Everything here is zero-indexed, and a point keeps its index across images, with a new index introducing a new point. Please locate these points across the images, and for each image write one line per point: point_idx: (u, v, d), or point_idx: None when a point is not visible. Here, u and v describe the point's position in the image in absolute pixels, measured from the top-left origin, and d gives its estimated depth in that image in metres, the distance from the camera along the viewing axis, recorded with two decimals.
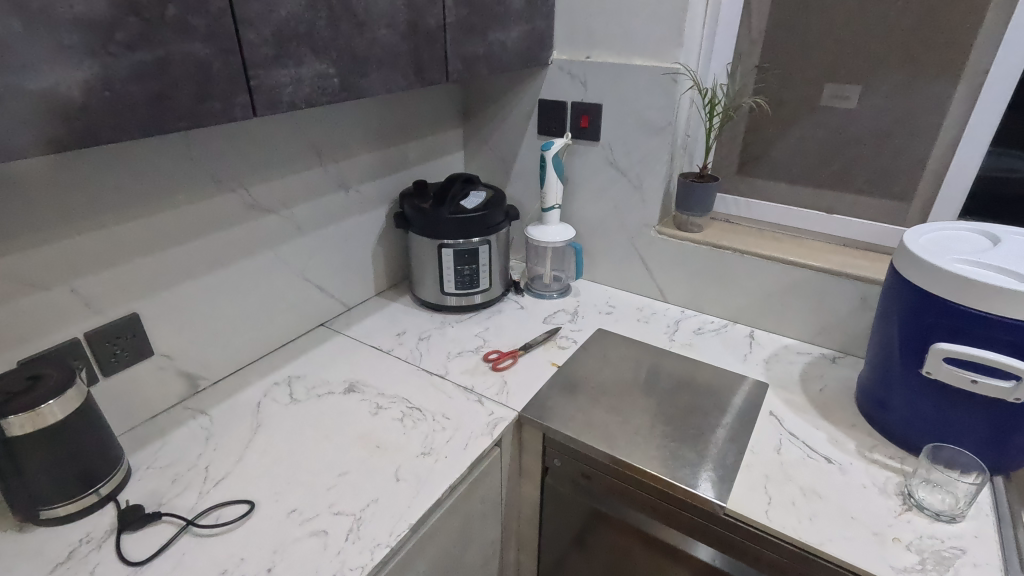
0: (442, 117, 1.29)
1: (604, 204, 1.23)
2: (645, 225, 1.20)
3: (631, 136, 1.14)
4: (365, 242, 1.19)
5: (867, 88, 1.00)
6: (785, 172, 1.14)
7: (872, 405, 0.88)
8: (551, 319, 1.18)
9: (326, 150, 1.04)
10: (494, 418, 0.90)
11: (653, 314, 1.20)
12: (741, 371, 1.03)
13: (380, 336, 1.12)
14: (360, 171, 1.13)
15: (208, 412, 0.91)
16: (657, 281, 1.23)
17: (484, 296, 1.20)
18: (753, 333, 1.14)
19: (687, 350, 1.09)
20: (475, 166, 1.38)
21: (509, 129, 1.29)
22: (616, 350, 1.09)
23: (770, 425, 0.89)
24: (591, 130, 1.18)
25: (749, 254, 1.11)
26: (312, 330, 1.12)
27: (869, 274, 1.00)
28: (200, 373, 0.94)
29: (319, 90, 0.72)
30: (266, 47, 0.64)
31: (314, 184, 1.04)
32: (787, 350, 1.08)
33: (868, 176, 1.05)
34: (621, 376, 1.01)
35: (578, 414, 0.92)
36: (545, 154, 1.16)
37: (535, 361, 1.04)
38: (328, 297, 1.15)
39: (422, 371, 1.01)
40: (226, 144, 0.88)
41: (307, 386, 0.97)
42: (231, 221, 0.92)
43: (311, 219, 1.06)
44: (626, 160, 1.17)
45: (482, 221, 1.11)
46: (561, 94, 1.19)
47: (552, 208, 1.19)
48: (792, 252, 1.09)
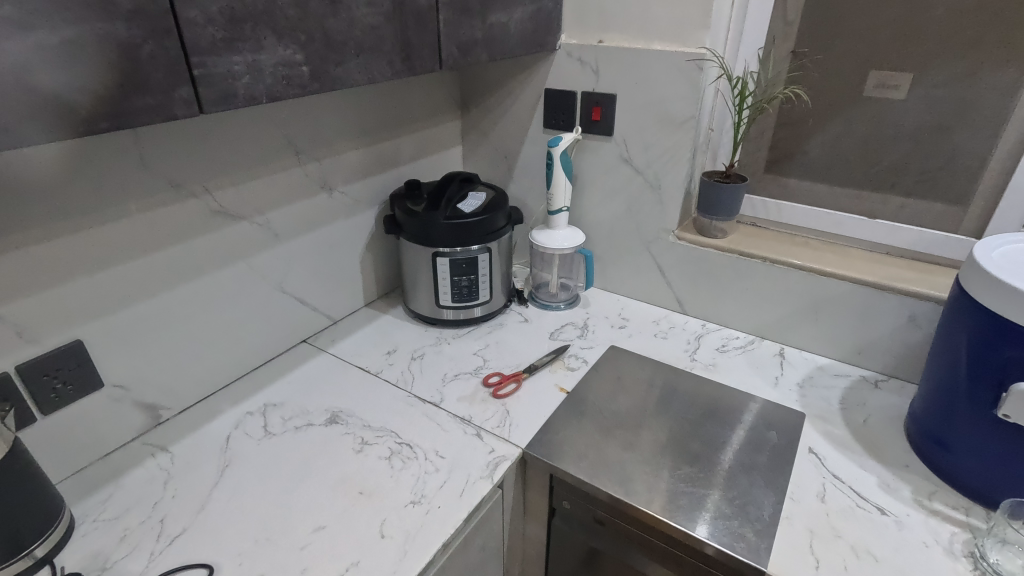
0: (438, 109, 1.16)
1: (618, 206, 1.11)
2: (663, 230, 1.08)
3: (649, 130, 1.02)
4: (352, 249, 1.08)
5: (921, 77, 0.88)
6: (822, 171, 1.01)
7: (930, 444, 0.77)
8: (559, 335, 1.07)
9: (305, 147, 0.92)
10: (494, 457, 0.79)
11: (671, 328, 1.09)
12: (772, 398, 0.91)
13: (369, 355, 1.00)
14: (345, 171, 1.01)
15: (169, 448, 0.80)
16: (676, 291, 1.12)
17: (485, 309, 1.08)
18: (783, 351, 1.03)
19: (710, 371, 0.98)
20: (474, 162, 1.26)
21: (512, 122, 1.17)
22: (631, 370, 0.97)
23: (811, 466, 0.78)
24: (603, 123, 1.05)
25: (780, 264, 0.99)
26: (293, 348, 1.01)
27: (920, 289, 0.88)
28: (161, 403, 0.83)
29: (285, 81, 0.60)
30: (213, 26, 0.52)
31: (292, 187, 0.92)
32: (823, 373, 0.97)
33: (919, 176, 0.93)
34: (639, 403, 0.90)
35: (591, 450, 0.80)
36: (552, 151, 1.04)
37: (541, 386, 0.93)
38: (310, 311, 1.03)
39: (414, 398, 0.90)
40: (185, 143, 0.76)
41: (283, 417, 0.86)
42: (194, 230, 0.80)
43: (290, 225, 0.94)
44: (643, 157, 1.04)
45: (482, 226, 0.99)
46: (570, 84, 1.06)
47: (559, 211, 1.07)
48: (829, 262, 0.97)
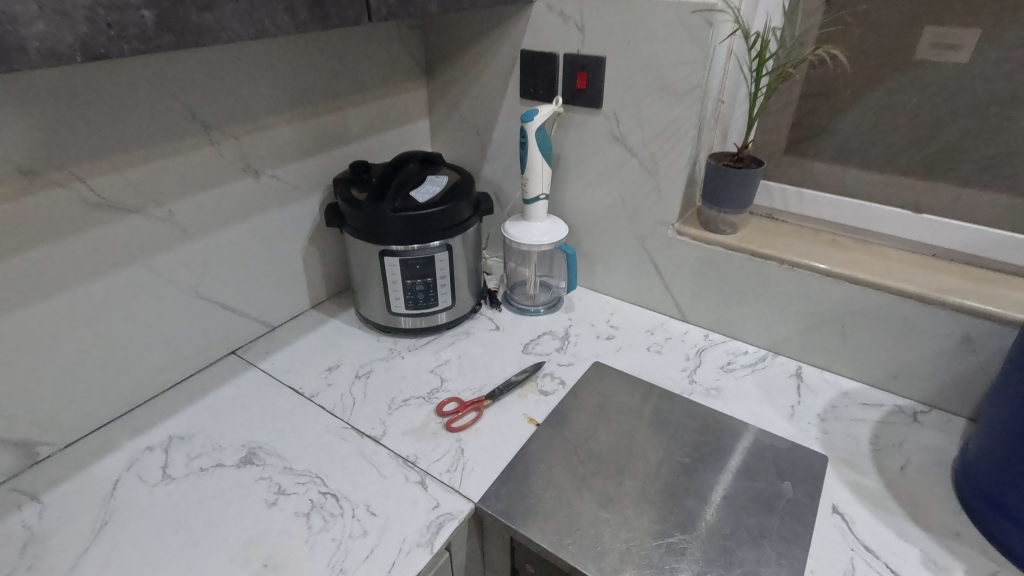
0: (396, 74, 0.98)
1: (607, 193, 0.93)
2: (661, 223, 0.90)
3: (645, 102, 0.83)
4: (291, 243, 0.91)
5: (993, 34, 0.68)
6: (857, 153, 0.82)
7: (990, 508, 0.61)
8: (533, 347, 0.90)
9: (217, 122, 0.75)
10: (439, 515, 0.63)
11: (667, 340, 0.92)
12: (788, 435, 0.75)
13: (306, 372, 0.84)
14: (276, 150, 0.83)
15: (41, 497, 0.65)
16: (675, 295, 0.94)
17: (448, 315, 0.92)
18: (801, 371, 0.86)
19: (713, 397, 0.81)
20: (442, 138, 1.07)
21: (483, 91, 0.98)
22: (618, 395, 0.81)
23: (835, 532, 0.62)
24: (589, 93, 0.87)
25: (802, 268, 0.81)
26: (217, 362, 0.85)
27: (979, 305, 0.71)
28: (38, 438, 0.68)
29: (113, 31, 0.42)
30: None
31: (203, 171, 0.75)
32: (849, 401, 0.80)
33: (982, 161, 0.74)
34: (624, 440, 0.74)
35: (560, 505, 0.65)
36: (527, 127, 0.84)
37: (507, 416, 0.77)
38: (240, 318, 0.87)
39: (351, 431, 0.74)
40: (37, 117, 0.59)
41: (188, 455, 0.71)
42: (64, 228, 0.64)
43: (204, 217, 0.77)
44: (637, 135, 0.86)
45: (441, 219, 0.82)
46: (550, 44, 0.87)
47: (536, 200, 0.89)
48: (863, 267, 0.79)
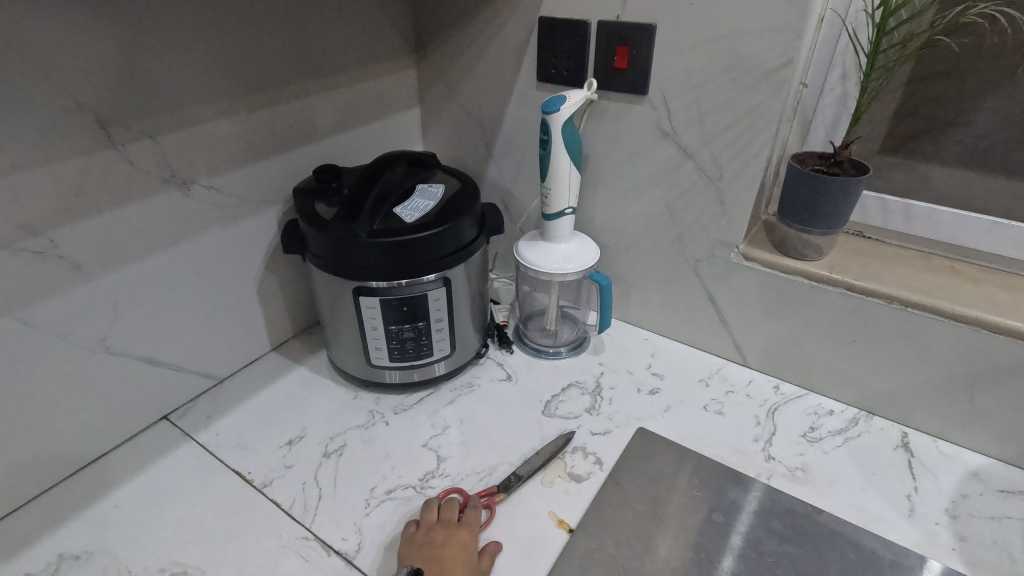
0: (376, 51, 0.76)
1: (650, 204, 0.72)
2: (722, 244, 0.69)
3: (708, 86, 0.62)
4: (241, 272, 0.70)
5: None
6: (994, 153, 0.61)
7: None
8: (558, 406, 0.69)
9: (119, 116, 0.53)
10: None
11: (728, 394, 0.71)
12: (911, 543, 0.55)
13: (257, 447, 0.64)
14: (213, 153, 0.62)
15: None
16: (736, 335, 0.74)
17: (445, 364, 0.71)
18: (908, 439, 0.66)
19: (800, 481, 0.61)
20: (437, 133, 0.86)
21: (489, 72, 0.76)
22: (674, 480, 0.60)
23: None
24: (632, 74, 0.65)
25: (921, 309, 0.61)
26: (143, 433, 0.65)
27: None
28: None
29: None
30: None
31: (102, 184, 0.54)
32: (982, 487, 0.60)
33: None
34: (691, 555, 0.53)
35: None
36: (549, 120, 0.63)
37: (528, 516, 0.56)
38: (172, 373, 0.66)
39: (313, 544, 0.54)
40: None
41: None
42: None
43: (108, 248, 0.56)
44: (695, 129, 0.65)
45: (436, 246, 0.61)
46: (580, 9, 0.66)
47: (561, 215, 0.68)
48: (1005, 307, 0.59)
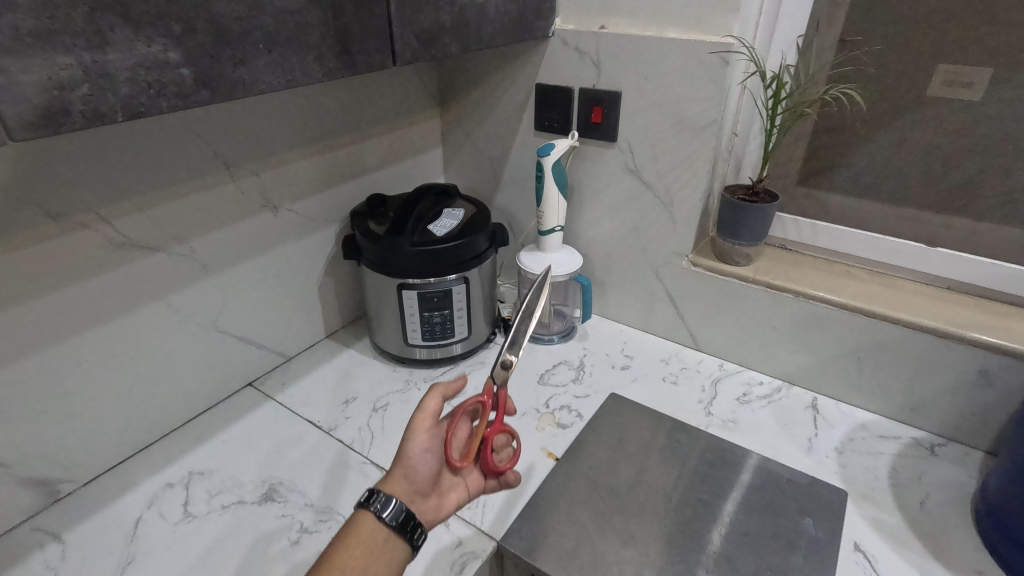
0: (411, 107, 0.99)
1: (621, 224, 0.94)
2: (675, 254, 0.91)
3: (659, 137, 0.84)
4: (308, 274, 0.91)
5: (1007, 73, 0.69)
6: (870, 187, 0.83)
7: (1014, 547, 0.61)
8: (550, 378, 0.90)
9: (239, 160, 0.76)
10: (462, 555, 0.63)
11: (682, 370, 0.92)
12: (806, 469, 0.75)
13: (321, 405, 0.85)
14: (294, 185, 0.84)
15: (65, 536, 0.66)
16: (689, 325, 0.95)
17: (463, 345, 0.92)
18: (817, 402, 0.86)
19: (730, 429, 0.81)
20: (456, 168, 1.08)
21: (497, 122, 0.99)
22: (635, 428, 0.81)
23: (858, 571, 0.62)
24: (605, 127, 0.88)
25: (817, 300, 0.82)
26: (235, 394, 0.86)
27: (998, 340, 0.71)
28: (61, 477, 0.69)
29: (153, 90, 0.42)
30: (16, 14, 0.35)
31: (225, 207, 0.76)
32: (867, 434, 0.80)
33: (997, 198, 0.75)
34: (645, 475, 0.74)
35: (583, 542, 0.65)
36: (543, 161, 0.85)
37: (527, 450, 0.77)
38: (257, 350, 0.88)
39: (371, 466, 0.74)
40: (68, 161, 0.60)
41: (209, 491, 0.71)
42: (93, 268, 0.65)
43: (224, 253, 0.78)
44: (652, 168, 0.87)
45: (458, 253, 0.82)
46: (566, 79, 0.88)
47: (552, 232, 0.90)
48: (877, 299, 0.80)
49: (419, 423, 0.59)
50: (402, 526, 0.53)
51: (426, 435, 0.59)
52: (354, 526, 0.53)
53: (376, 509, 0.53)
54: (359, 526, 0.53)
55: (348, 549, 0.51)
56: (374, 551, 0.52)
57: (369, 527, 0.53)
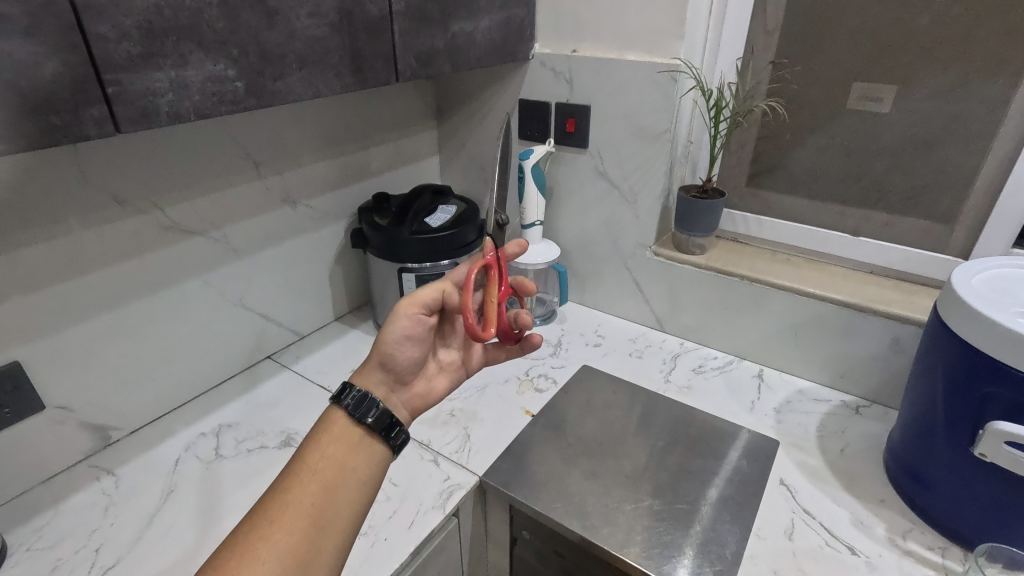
0: (411, 119, 1.13)
1: (594, 220, 1.07)
2: (640, 245, 1.04)
3: (623, 143, 0.98)
4: (321, 262, 1.05)
5: (905, 89, 0.83)
6: (804, 186, 0.97)
7: (907, 478, 0.73)
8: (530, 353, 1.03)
9: (265, 161, 0.90)
10: (449, 486, 0.76)
11: (647, 347, 1.05)
12: (747, 423, 0.88)
13: (332, 373, 0.98)
14: (311, 184, 0.98)
15: (116, 471, 0.78)
16: (654, 309, 1.08)
17: None
18: (762, 373, 0.99)
19: (685, 394, 0.94)
20: (451, 173, 1.23)
21: (487, 132, 1.13)
22: (602, 393, 0.93)
23: (780, 499, 0.75)
24: (578, 135, 1.02)
25: (760, 282, 0.94)
26: (256, 365, 0.99)
27: (904, 311, 0.84)
28: (112, 424, 0.82)
29: (215, 97, 0.56)
30: (128, 41, 0.49)
31: (253, 200, 0.90)
32: (802, 397, 0.93)
33: (905, 194, 0.89)
34: (608, 429, 0.86)
35: (552, 478, 0.77)
36: (523, 164, 0.99)
37: (508, 408, 0.89)
38: (275, 327, 1.01)
39: None
40: (132, 158, 0.74)
41: (236, 439, 0.84)
42: (145, 247, 0.78)
43: (251, 240, 0.91)
44: (618, 170, 1.01)
45: (451, 241, 0.96)
46: (544, 95, 1.03)
47: (532, 226, 1.04)
48: (809, 281, 0.93)
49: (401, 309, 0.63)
50: (371, 425, 0.58)
51: (400, 325, 0.63)
52: (327, 425, 0.58)
53: (347, 408, 0.59)
54: (331, 424, 0.58)
55: (322, 446, 0.56)
56: (348, 447, 0.57)
57: (341, 426, 0.58)
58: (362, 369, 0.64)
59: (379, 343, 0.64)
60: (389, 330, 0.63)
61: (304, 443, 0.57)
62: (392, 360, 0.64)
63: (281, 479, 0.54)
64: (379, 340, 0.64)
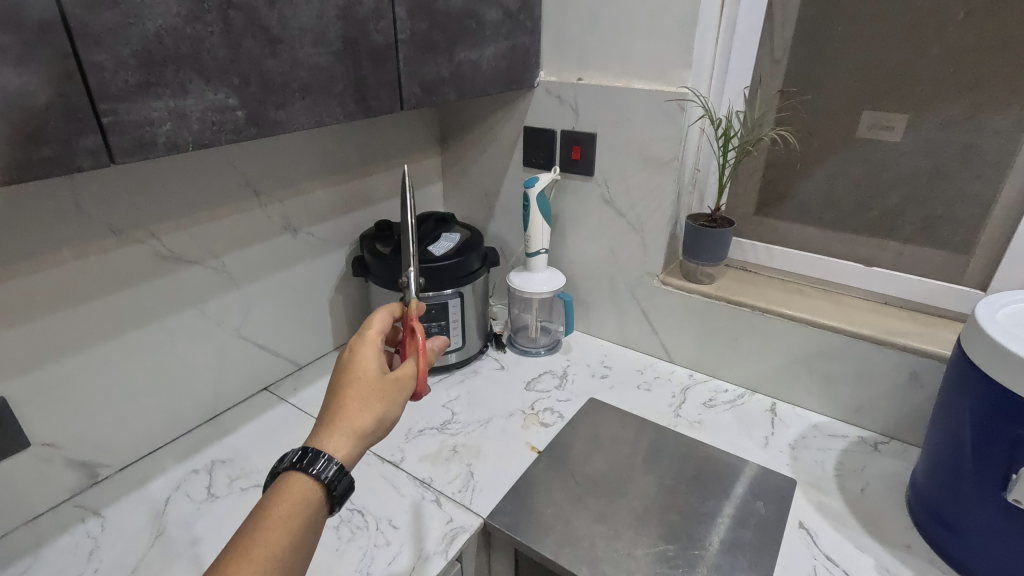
0: (415, 145, 1.12)
1: (600, 248, 1.05)
2: (647, 274, 1.02)
3: (630, 171, 0.97)
4: (321, 291, 1.03)
5: (916, 118, 0.82)
6: (814, 215, 0.95)
7: (933, 522, 0.70)
8: (535, 384, 1.00)
9: (266, 188, 0.88)
10: (452, 528, 0.72)
11: (655, 379, 1.02)
12: (761, 461, 0.84)
13: None
14: (312, 212, 0.96)
15: (102, 512, 0.75)
16: (662, 339, 1.05)
17: (459, 354, 1.02)
18: (775, 407, 0.96)
19: (695, 428, 0.91)
20: (454, 200, 1.21)
21: (491, 159, 1.12)
22: (610, 428, 0.90)
23: (800, 544, 0.71)
24: (583, 163, 1.01)
25: (770, 313, 0.92)
26: (252, 397, 0.96)
27: (923, 345, 0.82)
28: (100, 461, 0.78)
29: (215, 127, 0.55)
30: (126, 71, 0.47)
31: (253, 229, 0.88)
32: (818, 433, 0.90)
33: (918, 224, 0.87)
34: (616, 466, 0.83)
35: (559, 519, 0.74)
36: (529, 192, 0.98)
37: (512, 444, 0.86)
38: (273, 357, 0.98)
39: (373, 456, 0.83)
40: (128, 187, 0.72)
41: (230, 476, 0.80)
42: (142, 277, 0.76)
43: (249, 269, 0.89)
44: (625, 199, 0.99)
45: (454, 270, 0.94)
46: (549, 123, 1.02)
47: (537, 253, 1.01)
48: (823, 311, 0.90)
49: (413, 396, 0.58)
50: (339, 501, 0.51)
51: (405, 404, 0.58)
52: (288, 493, 0.49)
53: (326, 480, 0.50)
54: (295, 493, 0.49)
55: (286, 518, 0.47)
56: (309, 522, 0.49)
57: (308, 494, 0.50)
58: (350, 444, 0.52)
59: (372, 416, 0.54)
60: (392, 410, 0.55)
61: (256, 512, 0.47)
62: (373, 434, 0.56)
63: (228, 557, 0.44)
64: (381, 416, 0.55)
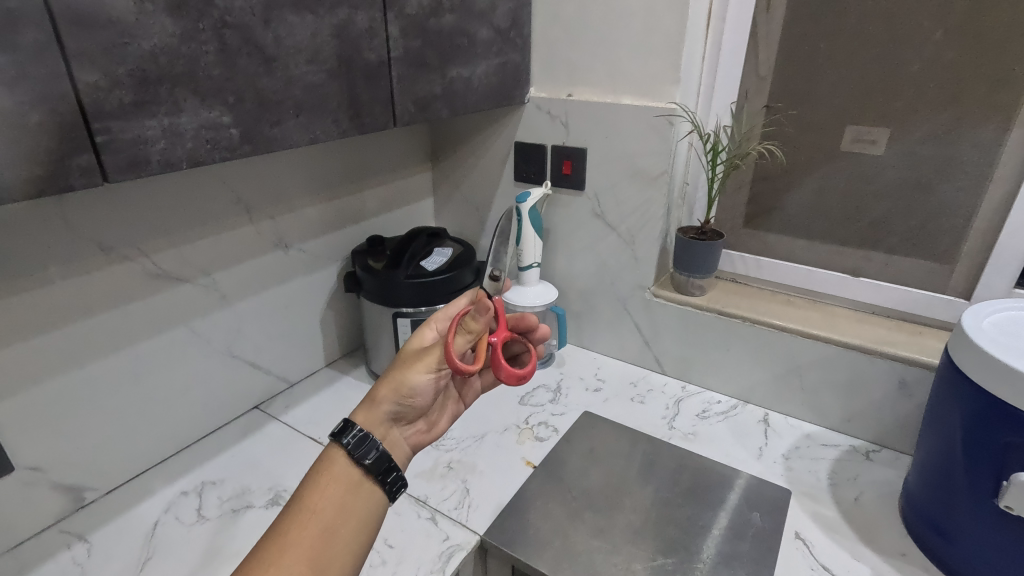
0: (405, 161, 1.13)
1: (591, 261, 1.06)
2: (639, 287, 1.03)
3: (620, 185, 0.98)
4: (312, 307, 1.02)
5: (898, 132, 0.84)
6: (801, 227, 0.97)
7: (927, 530, 0.70)
8: (529, 398, 1.00)
9: (257, 205, 0.88)
10: (449, 547, 0.71)
11: (649, 391, 1.03)
12: (756, 472, 0.85)
13: (322, 423, 0.93)
14: (303, 228, 0.96)
15: (88, 537, 0.73)
16: (654, 351, 1.06)
17: None
18: (767, 417, 0.97)
19: (690, 440, 0.91)
20: (446, 214, 1.22)
21: (482, 174, 1.13)
22: (604, 441, 0.90)
23: (798, 555, 0.71)
24: (574, 177, 1.02)
25: (761, 324, 0.93)
26: (242, 416, 0.95)
27: (911, 353, 0.83)
28: (87, 484, 0.77)
29: (209, 145, 0.54)
30: (120, 90, 0.47)
31: (244, 246, 0.87)
32: (810, 442, 0.90)
33: (902, 235, 0.89)
34: (612, 479, 0.83)
35: (557, 535, 0.73)
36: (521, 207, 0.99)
37: (508, 459, 0.86)
38: (264, 375, 0.97)
39: None
40: (118, 205, 0.71)
41: (221, 498, 0.79)
42: (131, 295, 0.75)
43: (240, 286, 0.88)
44: (615, 212, 1.00)
45: (447, 284, 0.94)
46: (540, 138, 1.03)
47: (530, 267, 1.02)
48: (812, 322, 0.91)
49: (427, 359, 0.62)
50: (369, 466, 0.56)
51: (426, 369, 0.62)
52: (329, 464, 0.57)
53: (347, 446, 0.56)
54: (332, 463, 0.57)
55: (321, 484, 0.55)
56: (351, 487, 0.56)
57: (341, 464, 0.56)
58: (369, 408, 0.61)
59: (388, 383, 0.62)
60: (406, 376, 0.62)
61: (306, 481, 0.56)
62: (407, 402, 0.62)
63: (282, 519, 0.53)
64: (396, 382, 0.62)
